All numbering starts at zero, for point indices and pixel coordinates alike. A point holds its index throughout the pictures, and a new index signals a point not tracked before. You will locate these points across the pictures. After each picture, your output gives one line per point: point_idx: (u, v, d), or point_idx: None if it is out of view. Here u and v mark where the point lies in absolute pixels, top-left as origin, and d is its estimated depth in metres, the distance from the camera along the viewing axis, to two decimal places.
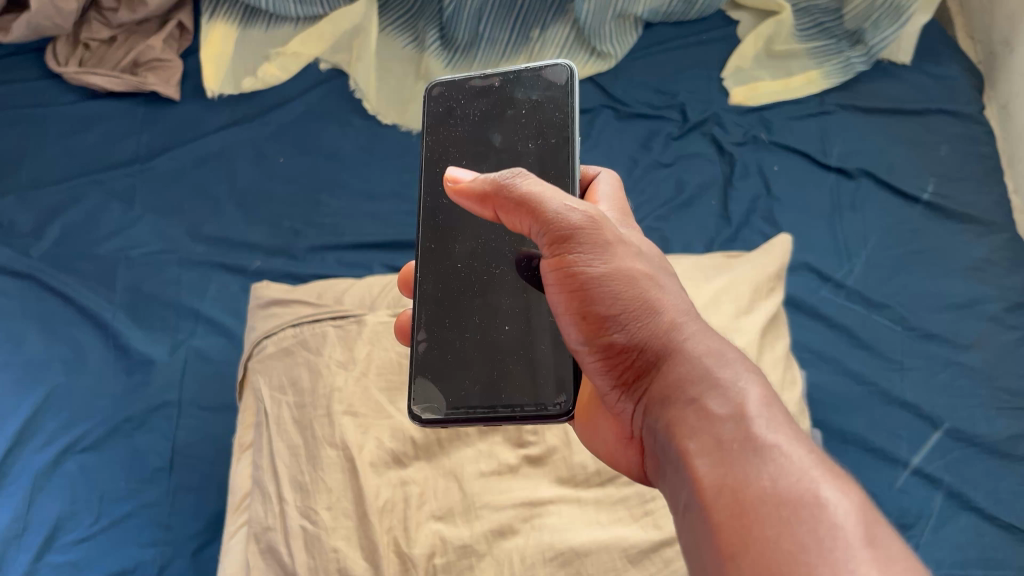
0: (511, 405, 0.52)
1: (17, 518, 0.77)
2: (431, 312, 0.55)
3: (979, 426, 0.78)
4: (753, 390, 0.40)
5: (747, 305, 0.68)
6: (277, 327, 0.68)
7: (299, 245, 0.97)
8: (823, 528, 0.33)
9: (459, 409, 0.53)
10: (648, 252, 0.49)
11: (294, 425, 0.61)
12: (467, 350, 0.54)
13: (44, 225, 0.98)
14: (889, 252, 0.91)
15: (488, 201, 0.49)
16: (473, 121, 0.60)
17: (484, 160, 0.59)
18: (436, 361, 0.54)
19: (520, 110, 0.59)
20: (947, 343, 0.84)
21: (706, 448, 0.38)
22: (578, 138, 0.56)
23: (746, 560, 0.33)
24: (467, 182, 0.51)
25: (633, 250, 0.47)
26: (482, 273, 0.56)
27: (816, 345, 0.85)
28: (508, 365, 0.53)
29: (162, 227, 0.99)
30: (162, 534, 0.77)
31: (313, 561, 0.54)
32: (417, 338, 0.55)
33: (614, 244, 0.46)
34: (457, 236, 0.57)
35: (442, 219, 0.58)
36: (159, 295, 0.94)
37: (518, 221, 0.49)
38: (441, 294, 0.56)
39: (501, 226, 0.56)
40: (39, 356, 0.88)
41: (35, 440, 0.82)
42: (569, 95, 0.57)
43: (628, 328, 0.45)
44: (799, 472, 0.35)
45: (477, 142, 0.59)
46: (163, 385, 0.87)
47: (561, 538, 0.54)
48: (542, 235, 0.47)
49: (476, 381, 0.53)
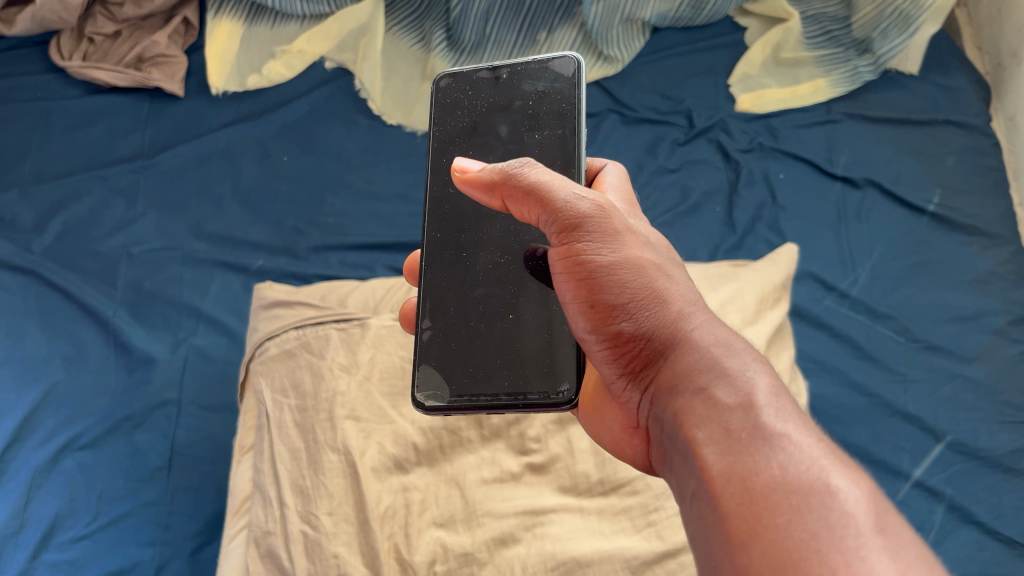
0: (515, 393, 0.52)
1: (16, 515, 0.77)
2: (437, 300, 0.55)
3: (982, 440, 0.78)
4: (762, 379, 0.39)
5: (754, 316, 0.68)
6: (280, 329, 0.68)
7: (301, 245, 0.97)
8: (834, 516, 0.32)
9: (463, 396, 0.53)
10: (656, 242, 0.48)
11: (296, 429, 0.61)
12: (472, 338, 0.54)
13: (46, 220, 0.97)
14: (894, 263, 0.91)
15: (497, 190, 0.49)
16: (479, 112, 0.59)
17: (489, 150, 0.58)
18: (440, 349, 0.54)
19: (527, 102, 0.58)
20: (950, 355, 0.84)
21: (714, 436, 0.38)
22: (584, 130, 0.56)
23: (756, 546, 0.33)
24: (476, 172, 0.51)
25: (642, 239, 0.47)
26: (487, 262, 0.55)
27: (820, 355, 0.85)
28: (512, 354, 0.53)
29: (165, 224, 0.99)
30: (160, 534, 0.77)
31: (314, 566, 0.54)
32: (422, 326, 0.55)
33: (622, 233, 0.46)
34: (464, 226, 0.57)
35: (449, 209, 0.57)
36: (161, 293, 0.93)
37: (527, 210, 0.49)
38: (446, 283, 0.55)
39: (507, 215, 0.56)
40: (39, 353, 0.88)
41: (34, 437, 0.82)
42: (576, 86, 0.57)
43: (635, 317, 0.45)
44: (809, 460, 0.35)
45: (482, 133, 0.59)
46: (163, 384, 0.86)
47: (563, 548, 0.53)
48: (551, 224, 0.47)
49: (480, 371, 0.53)
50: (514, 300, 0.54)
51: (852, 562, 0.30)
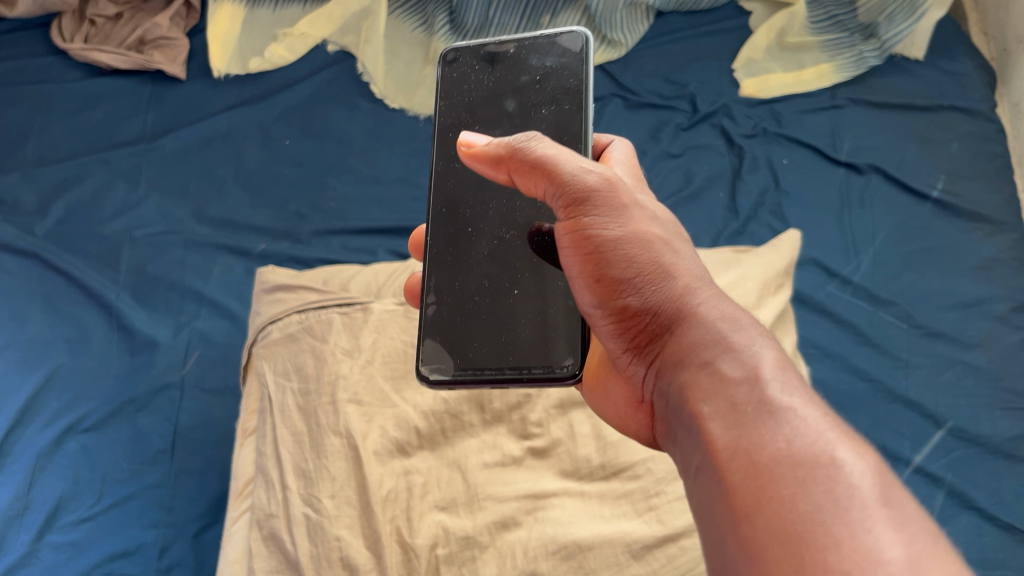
0: (518, 366, 0.52)
1: (19, 497, 0.78)
2: (442, 275, 0.55)
3: (983, 426, 0.79)
4: (767, 354, 0.40)
5: (756, 301, 0.67)
6: (282, 313, 0.67)
7: (304, 230, 0.96)
8: (839, 488, 0.32)
9: (467, 370, 0.53)
10: (664, 217, 0.49)
11: (299, 412, 0.61)
12: (477, 313, 0.54)
13: (49, 203, 0.97)
14: (897, 249, 0.91)
15: (503, 164, 0.49)
16: (486, 88, 0.59)
17: (496, 126, 0.58)
18: (445, 324, 0.54)
19: (534, 78, 0.58)
20: (952, 341, 0.84)
21: (719, 411, 0.38)
22: (591, 105, 0.55)
23: (761, 519, 0.33)
24: (483, 147, 0.51)
25: (649, 214, 0.47)
26: (493, 237, 0.55)
27: (822, 341, 0.85)
28: (516, 328, 0.53)
29: (167, 208, 0.99)
30: (163, 517, 0.78)
31: (316, 548, 0.54)
32: (427, 301, 0.55)
33: (630, 208, 0.46)
34: (469, 202, 0.57)
35: (454, 185, 0.57)
36: (163, 276, 0.93)
37: (534, 184, 0.49)
38: (451, 258, 0.55)
39: (512, 191, 0.56)
40: (42, 336, 0.88)
41: (37, 420, 0.83)
42: (584, 64, 0.57)
43: (641, 292, 0.45)
44: (815, 434, 0.35)
45: (490, 108, 0.59)
46: (166, 367, 0.87)
47: (564, 532, 0.53)
48: (558, 197, 0.47)
49: (485, 345, 0.53)
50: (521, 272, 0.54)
51: (857, 533, 0.30)
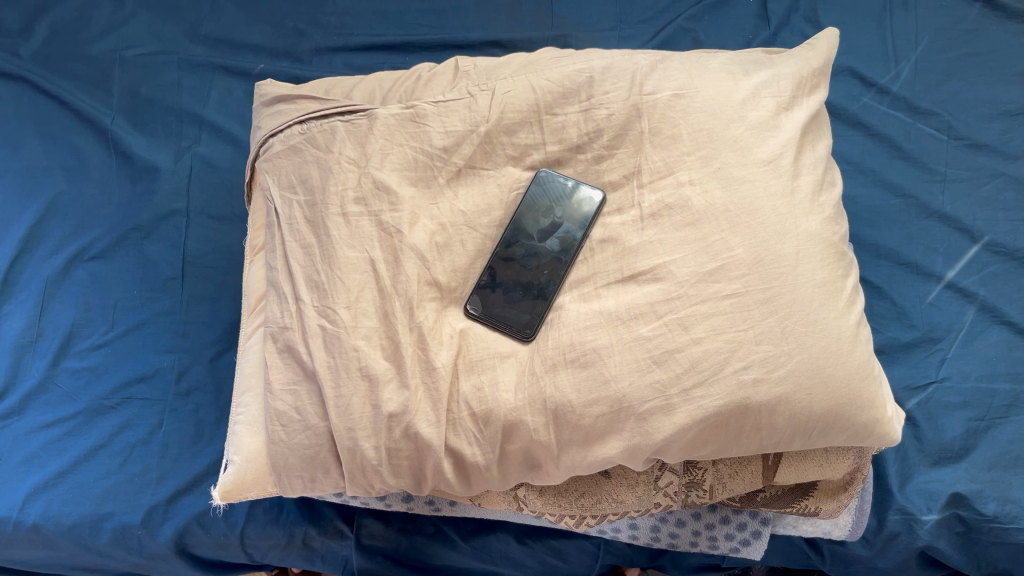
0: (515, 325, 0.57)
1: (31, 324, 0.78)
2: (500, 251, 0.59)
3: (1021, 240, 0.77)
4: None
5: (789, 101, 0.59)
6: (283, 125, 0.62)
7: (305, 48, 0.90)
8: None
9: (489, 319, 0.58)
10: (750, 264, 0.53)
11: (306, 224, 0.58)
12: (509, 284, 0.59)
13: (30, 22, 0.90)
14: (941, 55, 0.84)
15: (536, 212, 0.60)
16: (600, 74, 0.60)
17: (587, 115, 0.60)
18: (487, 285, 0.59)
19: (620, 91, 0.59)
20: (994, 153, 0.80)
21: None
22: (615, 253, 0.58)
23: None
24: (529, 184, 0.61)
25: (743, 336, 0.52)
26: (531, 254, 0.59)
27: (855, 156, 0.82)
28: (524, 304, 0.58)
29: (157, 26, 0.91)
30: (178, 342, 0.78)
31: (333, 360, 0.53)
32: (484, 270, 0.59)
33: (719, 336, 0.52)
34: (531, 210, 0.60)
35: (530, 184, 0.61)
36: (160, 99, 0.88)
37: (564, 221, 0.59)
38: (504, 242, 0.60)
39: (542, 246, 0.59)
40: (38, 162, 0.84)
41: (42, 248, 0.81)
42: (629, 85, 0.59)
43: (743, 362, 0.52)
44: None
45: (591, 106, 0.60)
46: (168, 194, 0.84)
47: (581, 339, 0.54)
48: (559, 251, 0.59)
49: (507, 302, 0.58)
50: (545, 190, 0.60)
51: None
